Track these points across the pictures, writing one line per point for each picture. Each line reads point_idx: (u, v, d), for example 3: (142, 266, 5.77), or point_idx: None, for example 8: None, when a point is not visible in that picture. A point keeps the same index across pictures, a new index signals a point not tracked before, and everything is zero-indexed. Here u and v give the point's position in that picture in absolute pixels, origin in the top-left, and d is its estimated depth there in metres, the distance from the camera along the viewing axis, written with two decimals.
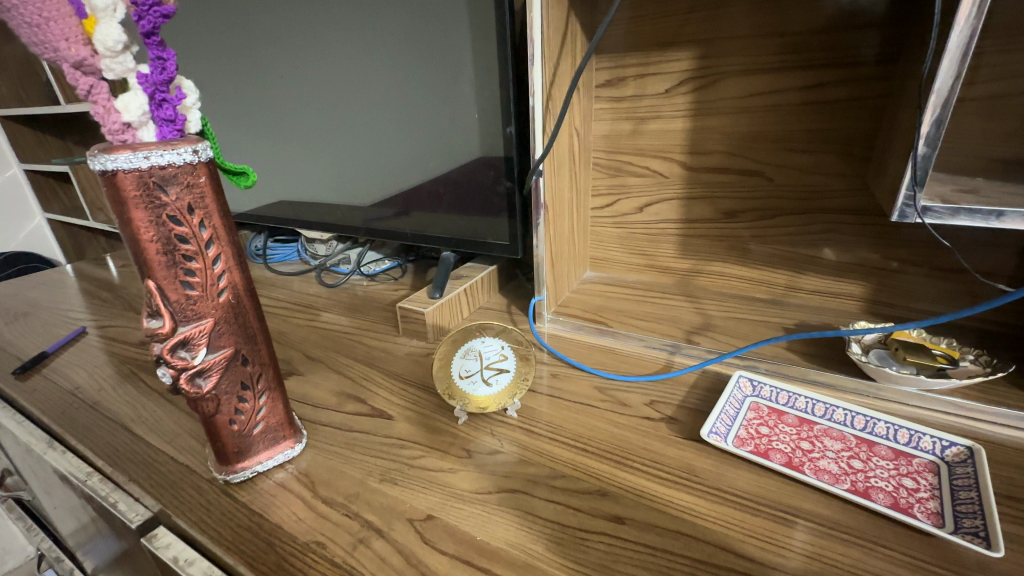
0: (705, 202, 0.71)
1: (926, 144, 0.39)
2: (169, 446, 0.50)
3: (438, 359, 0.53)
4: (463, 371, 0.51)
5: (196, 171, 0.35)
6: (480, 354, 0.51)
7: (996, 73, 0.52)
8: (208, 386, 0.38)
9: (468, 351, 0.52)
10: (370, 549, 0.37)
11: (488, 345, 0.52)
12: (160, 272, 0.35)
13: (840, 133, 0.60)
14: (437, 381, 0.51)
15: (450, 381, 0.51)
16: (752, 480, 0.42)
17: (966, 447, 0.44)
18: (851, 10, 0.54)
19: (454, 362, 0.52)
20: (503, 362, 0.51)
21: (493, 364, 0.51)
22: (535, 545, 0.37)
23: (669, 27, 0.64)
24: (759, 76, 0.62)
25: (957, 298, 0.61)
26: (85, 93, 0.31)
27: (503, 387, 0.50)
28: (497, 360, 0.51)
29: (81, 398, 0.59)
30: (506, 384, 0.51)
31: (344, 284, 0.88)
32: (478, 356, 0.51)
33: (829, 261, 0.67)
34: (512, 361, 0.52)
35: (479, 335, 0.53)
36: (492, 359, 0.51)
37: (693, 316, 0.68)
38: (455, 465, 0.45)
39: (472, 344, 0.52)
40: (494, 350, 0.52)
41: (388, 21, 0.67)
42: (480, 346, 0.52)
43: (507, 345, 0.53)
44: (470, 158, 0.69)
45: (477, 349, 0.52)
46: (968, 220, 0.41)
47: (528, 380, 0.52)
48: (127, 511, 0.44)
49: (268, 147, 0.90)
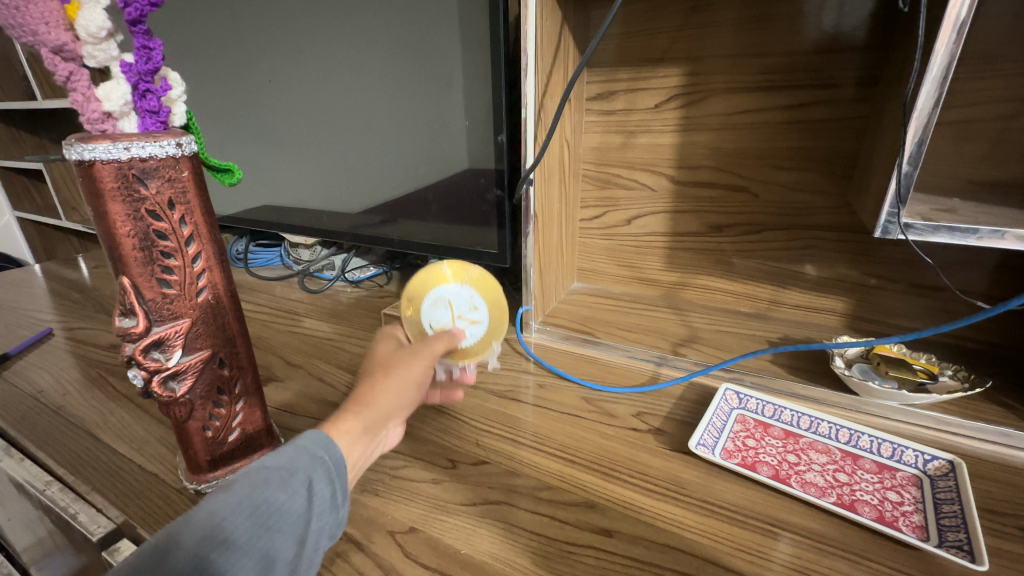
0: (692, 216, 0.72)
1: (909, 162, 0.40)
2: (138, 454, 0.47)
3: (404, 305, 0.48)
4: (433, 322, 0.46)
5: (179, 165, 0.33)
6: (450, 304, 0.47)
7: (971, 98, 0.54)
8: (181, 390, 0.37)
9: (437, 300, 0.47)
10: (348, 563, 0.36)
11: (457, 292, 0.47)
12: (135, 269, 0.33)
13: (823, 151, 0.61)
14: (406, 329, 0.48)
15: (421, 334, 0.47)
16: (740, 493, 0.42)
17: (947, 460, 0.44)
18: (834, 34, 0.56)
19: (424, 311, 0.47)
20: (477, 311, 0.48)
21: (465, 316, 0.47)
22: (520, 559, 0.36)
23: (658, 44, 0.66)
24: (744, 94, 0.63)
25: (934, 315, 0.62)
26: (63, 80, 0.30)
27: (477, 338, 0.47)
28: (469, 310, 0.47)
29: (44, 402, 0.57)
30: (482, 335, 0.48)
31: (327, 289, 0.86)
32: (449, 306, 0.46)
33: (811, 277, 0.68)
34: (484, 309, 0.48)
35: (448, 275, 0.48)
36: (463, 309, 0.47)
37: (679, 328, 0.69)
38: (439, 476, 0.44)
39: (441, 292, 0.47)
40: (466, 298, 0.47)
41: (381, 27, 0.67)
42: (450, 294, 0.47)
43: (479, 289, 0.48)
44: (460, 164, 0.69)
45: (447, 298, 0.47)
46: (948, 237, 0.42)
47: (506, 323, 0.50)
48: (88, 523, 0.41)
49: (254, 150, 0.89)
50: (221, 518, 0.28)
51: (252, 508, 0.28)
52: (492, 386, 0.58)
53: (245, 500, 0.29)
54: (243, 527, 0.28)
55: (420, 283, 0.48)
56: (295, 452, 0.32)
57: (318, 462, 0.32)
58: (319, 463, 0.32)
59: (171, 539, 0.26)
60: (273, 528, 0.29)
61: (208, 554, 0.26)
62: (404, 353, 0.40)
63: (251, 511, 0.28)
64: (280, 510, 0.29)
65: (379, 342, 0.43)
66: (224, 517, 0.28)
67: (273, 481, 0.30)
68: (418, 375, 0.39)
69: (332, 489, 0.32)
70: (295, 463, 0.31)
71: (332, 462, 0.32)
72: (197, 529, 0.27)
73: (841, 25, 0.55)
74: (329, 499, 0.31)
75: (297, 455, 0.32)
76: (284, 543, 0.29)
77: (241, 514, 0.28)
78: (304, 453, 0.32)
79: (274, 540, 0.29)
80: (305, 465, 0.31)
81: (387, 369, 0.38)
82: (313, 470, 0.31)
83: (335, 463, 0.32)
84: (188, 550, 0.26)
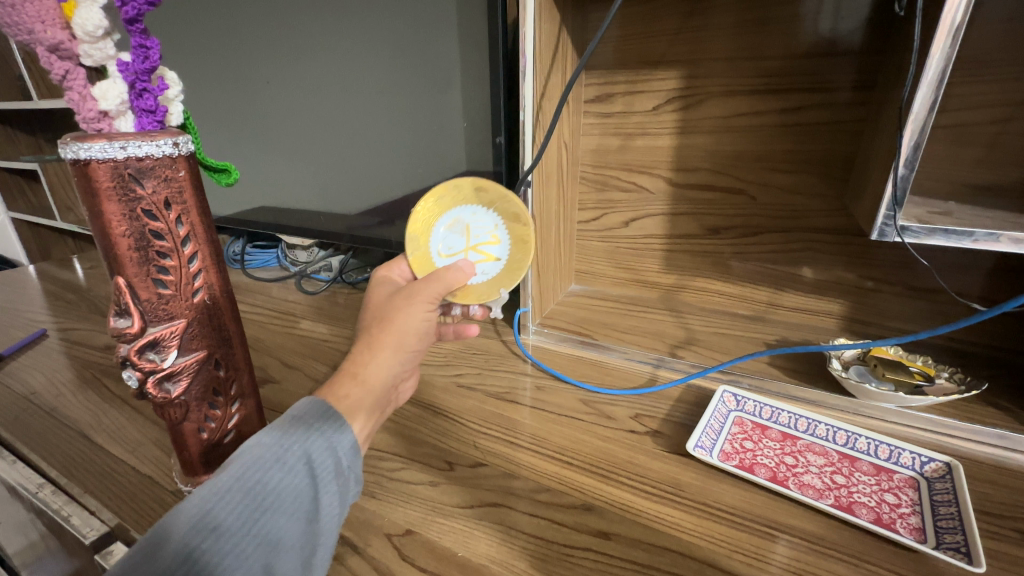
0: (689, 218, 0.72)
1: (906, 165, 0.41)
2: (132, 456, 0.47)
3: (413, 222, 0.49)
4: (449, 245, 0.50)
5: (175, 165, 0.33)
6: (468, 232, 0.50)
7: (966, 102, 0.54)
8: (177, 391, 0.36)
9: (454, 224, 0.50)
10: (344, 566, 0.36)
11: (479, 220, 0.50)
12: (130, 269, 0.33)
13: (819, 154, 0.61)
14: (406, 247, 0.49)
15: (425, 255, 0.49)
16: (738, 495, 0.42)
17: (944, 463, 0.44)
18: (831, 38, 0.56)
19: (434, 232, 0.50)
20: (495, 246, 0.50)
21: (481, 247, 0.50)
22: (517, 562, 0.35)
23: (656, 47, 0.66)
24: (740, 98, 0.63)
25: (931, 318, 0.62)
26: (59, 78, 0.30)
27: (488, 275, 0.51)
28: (486, 242, 0.50)
29: (37, 403, 0.56)
30: (494, 274, 0.50)
31: (324, 290, 0.86)
32: (466, 232, 0.50)
33: (808, 279, 0.68)
34: (504, 246, 0.50)
35: (471, 202, 0.50)
36: (481, 240, 0.50)
37: (677, 330, 0.69)
38: (436, 478, 0.44)
39: (460, 215, 0.50)
40: (485, 228, 0.50)
41: (380, 29, 0.67)
42: (470, 221, 0.50)
43: (503, 223, 0.50)
44: (459, 166, 0.69)
45: (467, 223, 0.50)
46: (945, 239, 0.42)
47: (524, 269, 0.50)
48: (80, 526, 0.40)
49: (252, 151, 0.88)
50: (215, 503, 0.27)
51: (246, 489, 0.28)
52: (490, 387, 0.58)
53: (239, 484, 0.28)
54: (237, 510, 0.28)
55: (438, 203, 0.49)
56: (288, 427, 0.32)
57: (313, 434, 0.32)
58: (314, 435, 0.32)
59: (165, 529, 0.26)
60: (272, 506, 0.29)
61: (204, 540, 0.26)
62: (399, 299, 0.40)
63: (246, 493, 0.28)
64: (277, 487, 0.29)
65: (375, 296, 0.43)
66: (218, 502, 0.27)
67: (266, 459, 0.30)
68: (418, 321, 0.39)
69: (332, 457, 0.32)
70: (288, 438, 0.31)
71: (329, 432, 0.32)
72: (190, 517, 0.27)
73: (838, 28, 0.56)
74: (332, 468, 0.31)
75: (290, 429, 0.31)
76: (286, 517, 0.29)
77: (235, 496, 0.28)
78: (298, 426, 0.32)
79: (273, 517, 0.28)
80: (299, 439, 0.31)
81: (382, 325, 0.38)
82: (309, 443, 0.31)
83: (332, 432, 0.32)
84: (184, 537, 0.26)
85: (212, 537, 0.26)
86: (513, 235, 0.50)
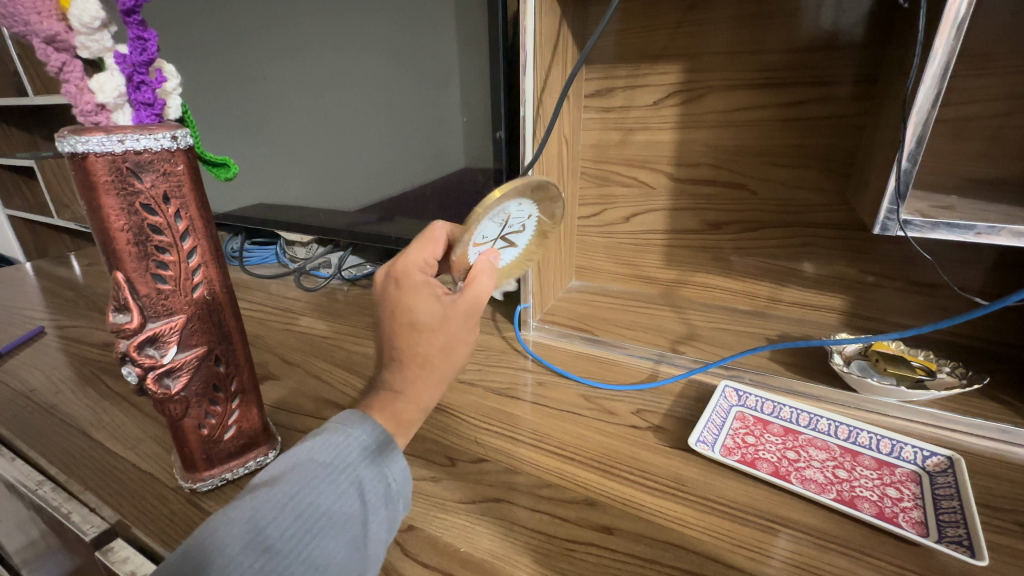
0: (690, 213, 0.72)
1: (909, 159, 0.40)
2: (132, 453, 0.47)
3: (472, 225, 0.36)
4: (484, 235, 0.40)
5: (174, 158, 0.33)
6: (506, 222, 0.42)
7: (968, 95, 0.54)
8: (176, 387, 0.36)
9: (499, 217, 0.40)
10: None
11: (520, 211, 0.42)
12: (129, 264, 0.33)
13: (819, 149, 0.61)
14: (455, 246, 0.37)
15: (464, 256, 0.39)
16: (739, 489, 0.42)
17: (946, 457, 0.44)
18: (833, 31, 0.56)
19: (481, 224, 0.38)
20: (518, 235, 0.45)
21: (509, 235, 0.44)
22: (520, 557, 0.35)
23: (657, 41, 0.66)
24: (741, 92, 0.63)
25: (931, 313, 0.62)
26: (57, 70, 0.29)
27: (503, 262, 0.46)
28: (514, 231, 0.44)
29: (36, 401, 0.56)
30: (508, 260, 0.47)
31: (323, 287, 0.86)
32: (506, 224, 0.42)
33: (808, 274, 0.68)
34: (525, 236, 0.46)
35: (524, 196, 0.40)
36: (511, 229, 0.43)
37: (677, 325, 0.69)
38: (437, 474, 0.43)
39: (509, 209, 0.40)
40: (522, 220, 0.43)
41: (378, 23, 0.66)
42: (513, 213, 0.41)
43: (536, 215, 0.45)
44: (458, 161, 0.68)
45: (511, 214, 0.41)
46: (948, 233, 0.42)
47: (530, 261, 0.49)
48: (81, 522, 0.40)
49: (251, 147, 0.88)
50: (267, 520, 0.27)
51: (298, 510, 0.28)
52: (491, 383, 0.58)
53: (291, 502, 0.28)
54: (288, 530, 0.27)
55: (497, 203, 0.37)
56: (339, 448, 0.31)
57: (365, 458, 0.31)
58: (366, 458, 0.31)
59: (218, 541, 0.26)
60: (323, 529, 0.28)
61: (254, 558, 0.26)
62: (457, 321, 0.33)
63: (298, 513, 0.28)
64: (328, 509, 0.28)
65: (413, 299, 0.33)
66: (270, 519, 0.27)
67: (318, 479, 0.29)
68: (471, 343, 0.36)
69: (383, 481, 0.31)
70: (341, 459, 0.30)
71: (380, 456, 0.31)
72: (242, 531, 0.26)
73: (839, 22, 0.55)
74: (381, 494, 0.31)
75: (343, 450, 0.31)
76: (336, 543, 0.28)
77: (288, 515, 0.27)
78: (351, 448, 0.31)
79: (324, 541, 0.28)
80: (351, 460, 0.30)
81: (443, 353, 0.33)
82: (361, 466, 0.30)
83: (382, 456, 0.31)
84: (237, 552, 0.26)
85: (262, 557, 0.26)
86: (538, 228, 0.47)
